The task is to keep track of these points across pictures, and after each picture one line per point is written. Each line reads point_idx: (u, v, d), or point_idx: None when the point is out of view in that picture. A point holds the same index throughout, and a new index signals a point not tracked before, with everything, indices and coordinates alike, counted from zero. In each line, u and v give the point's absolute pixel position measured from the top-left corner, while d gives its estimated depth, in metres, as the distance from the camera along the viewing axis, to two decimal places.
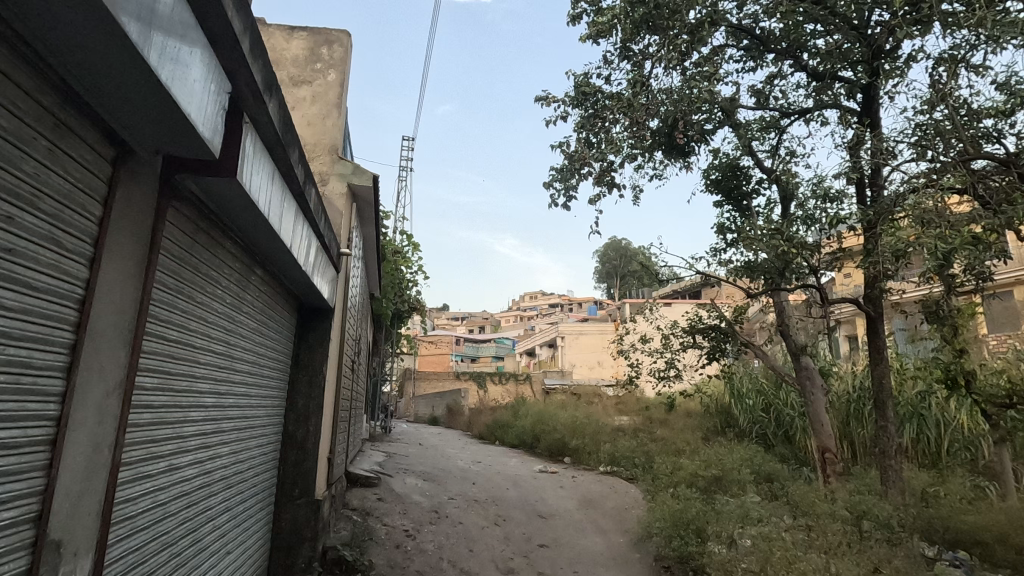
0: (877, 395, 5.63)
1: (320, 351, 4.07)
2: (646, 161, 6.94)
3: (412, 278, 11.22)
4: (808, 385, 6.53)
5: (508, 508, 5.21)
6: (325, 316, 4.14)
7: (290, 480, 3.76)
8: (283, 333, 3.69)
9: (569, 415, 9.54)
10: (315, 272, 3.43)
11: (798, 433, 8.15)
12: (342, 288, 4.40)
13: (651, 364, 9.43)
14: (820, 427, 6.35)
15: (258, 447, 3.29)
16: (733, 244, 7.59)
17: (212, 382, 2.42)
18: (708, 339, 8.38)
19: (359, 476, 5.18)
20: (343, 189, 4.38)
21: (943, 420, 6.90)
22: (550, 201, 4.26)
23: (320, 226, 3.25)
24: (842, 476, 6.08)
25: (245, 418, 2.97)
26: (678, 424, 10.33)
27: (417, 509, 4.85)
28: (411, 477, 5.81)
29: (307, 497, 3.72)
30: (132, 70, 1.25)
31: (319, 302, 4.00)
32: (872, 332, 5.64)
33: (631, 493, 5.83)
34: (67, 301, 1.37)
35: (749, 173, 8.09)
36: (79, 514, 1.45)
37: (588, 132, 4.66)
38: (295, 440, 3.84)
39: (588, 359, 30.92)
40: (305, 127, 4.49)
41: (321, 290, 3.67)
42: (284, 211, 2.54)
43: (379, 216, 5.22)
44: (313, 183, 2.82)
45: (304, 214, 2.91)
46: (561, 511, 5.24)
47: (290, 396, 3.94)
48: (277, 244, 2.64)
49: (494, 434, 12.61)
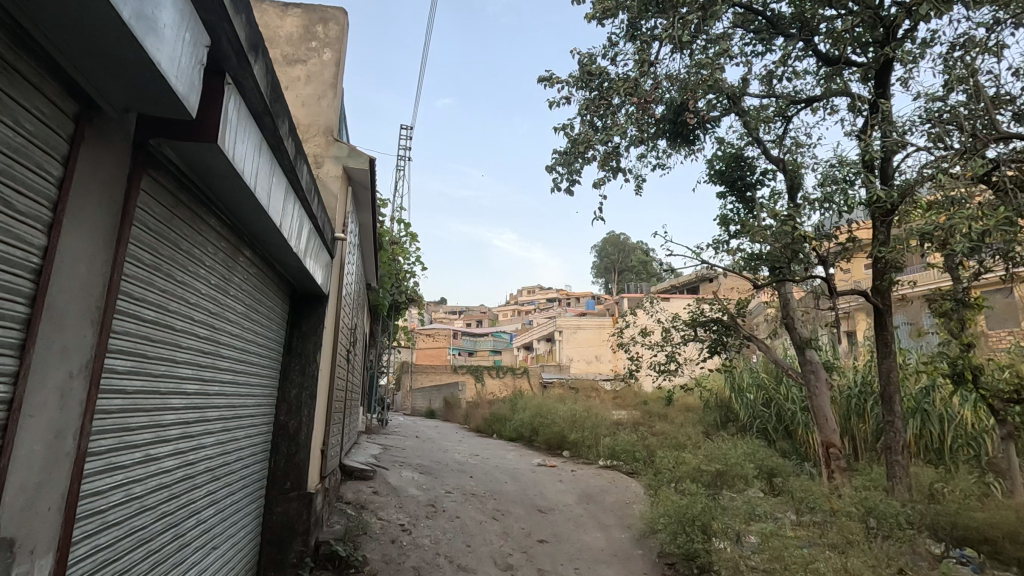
0: (885, 389, 5.49)
1: (313, 339, 3.92)
2: (650, 149, 6.79)
3: (410, 269, 11.08)
4: (812, 379, 6.40)
5: (507, 503, 5.08)
6: (319, 303, 3.99)
7: (282, 472, 3.63)
8: (274, 320, 3.53)
9: (568, 408, 9.43)
10: (307, 256, 3.26)
11: (800, 428, 8.05)
12: (336, 274, 4.24)
13: (651, 358, 9.30)
14: (824, 421, 6.22)
15: (248, 440, 3.16)
16: (737, 235, 7.46)
17: (195, 369, 2.28)
18: (710, 332, 8.27)
19: (354, 469, 5.05)
20: (339, 172, 4.23)
21: (946, 415, 6.83)
22: (553, 186, 4.10)
23: (313, 207, 3.09)
24: (847, 472, 5.95)
25: (233, 407, 2.83)
26: (679, 419, 10.22)
27: (414, 503, 4.72)
28: (407, 471, 5.68)
29: (299, 490, 3.59)
30: (90, 8, 1.10)
31: (312, 288, 3.85)
32: (879, 324, 5.52)
33: (632, 488, 5.72)
34: (20, 271, 1.22)
35: (754, 164, 7.95)
36: (38, 508, 1.30)
37: (592, 114, 4.49)
38: (286, 430, 3.70)
39: (585, 354, 30.84)
40: (299, 107, 4.32)
41: (314, 275, 3.51)
42: (274, 187, 2.39)
43: (375, 201, 5.07)
44: (305, 159, 2.68)
45: (297, 193, 2.77)
46: (560, 505, 5.11)
47: (282, 385, 3.80)
48: (266, 224, 2.49)
49: (491, 427, 12.50)
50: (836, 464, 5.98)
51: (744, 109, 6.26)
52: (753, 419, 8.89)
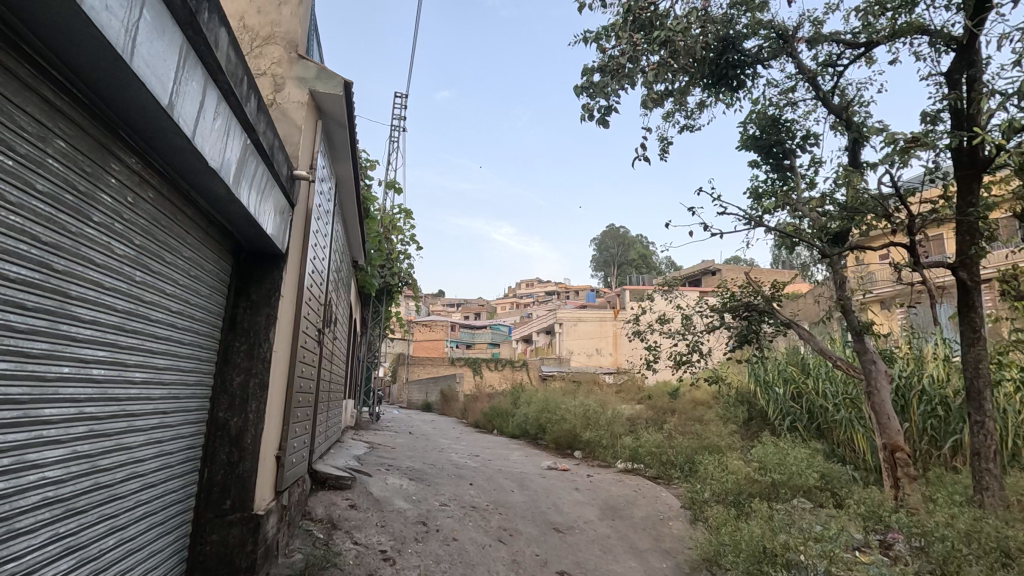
0: (970, 383, 4.49)
1: (265, 310, 2.94)
2: (679, 101, 5.79)
3: (402, 249, 10.09)
4: (873, 372, 5.37)
5: (516, 518, 4.15)
6: (275, 263, 3.01)
7: (219, 488, 2.71)
8: (205, 284, 2.55)
9: (578, 402, 8.49)
10: (244, 186, 2.28)
11: (838, 427, 7.07)
12: (299, 225, 3.25)
13: (670, 347, 8.36)
14: (886, 421, 5.24)
15: (157, 451, 2.18)
16: (775, 208, 6.52)
17: (5, 340, 1.32)
18: (741, 320, 7.23)
19: (327, 476, 4.11)
20: (304, 96, 3.26)
21: (1009, 411, 5.87)
22: (586, 111, 3.13)
23: (248, 109, 2.10)
24: (917, 481, 4.98)
25: (119, 403, 1.86)
26: (697, 416, 9.27)
27: (400, 520, 3.79)
28: (395, 476, 4.74)
29: (241, 512, 2.67)
30: None
31: (263, 242, 2.87)
32: (965, 306, 4.52)
33: (663, 499, 4.79)
34: None
35: (793, 127, 6.99)
36: None
37: (634, 25, 3.52)
38: (227, 432, 2.77)
39: (587, 347, 29.90)
40: (252, 14, 3.33)
41: (260, 219, 2.53)
42: (150, 33, 1.41)
43: (355, 144, 4.09)
44: (217, 14, 1.70)
45: (211, 74, 1.79)
46: (580, 523, 4.18)
47: (222, 371, 2.85)
48: (150, 105, 1.52)
49: (492, 424, 11.55)
50: (904, 472, 4.99)
51: (797, 52, 5.27)
52: (784, 416, 8.00)
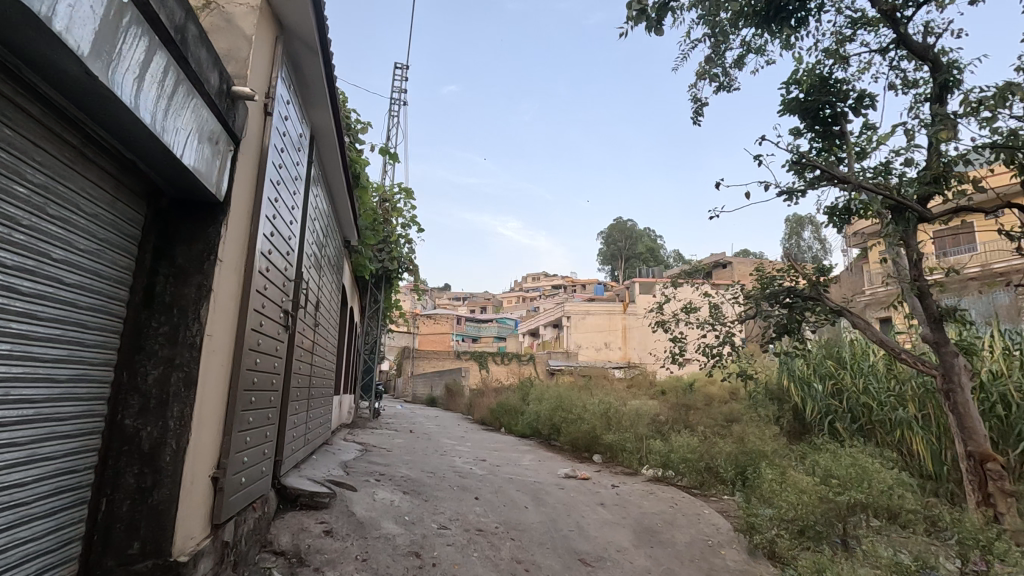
0: None
1: (192, 277, 2.11)
2: (721, 45, 4.87)
3: (401, 232, 9.27)
4: (953, 367, 4.51)
5: (532, 546, 3.35)
6: (208, 215, 2.19)
7: (125, 525, 1.91)
8: (90, 235, 1.74)
9: (594, 399, 7.69)
10: (124, 72, 1.45)
11: (888, 429, 6.26)
12: (247, 167, 2.44)
13: (698, 338, 7.51)
14: (971, 424, 4.41)
15: None
16: (826, 179, 5.62)
17: None
18: (776, 310, 6.26)
19: (300, 493, 3.34)
20: None
21: None
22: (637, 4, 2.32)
23: None
24: (1014, 497, 4.14)
25: None
26: (724, 415, 8.44)
27: (388, 552, 2.99)
28: (385, 490, 3.95)
29: (153, 561, 1.88)
30: None
31: (188, 186, 2.05)
32: None
33: (708, 520, 3.98)
34: None
35: (843, 87, 6.07)
36: None
37: None
38: (137, 447, 1.96)
39: (596, 340, 29.06)
40: None
41: (165, 140, 1.71)
42: None
43: (331, 79, 3.28)
44: None
45: None
46: (611, 551, 3.39)
47: (132, 362, 2.03)
48: None
49: (500, 420, 10.84)
50: (997, 486, 4.15)
51: None
52: (824, 415, 7.19)
